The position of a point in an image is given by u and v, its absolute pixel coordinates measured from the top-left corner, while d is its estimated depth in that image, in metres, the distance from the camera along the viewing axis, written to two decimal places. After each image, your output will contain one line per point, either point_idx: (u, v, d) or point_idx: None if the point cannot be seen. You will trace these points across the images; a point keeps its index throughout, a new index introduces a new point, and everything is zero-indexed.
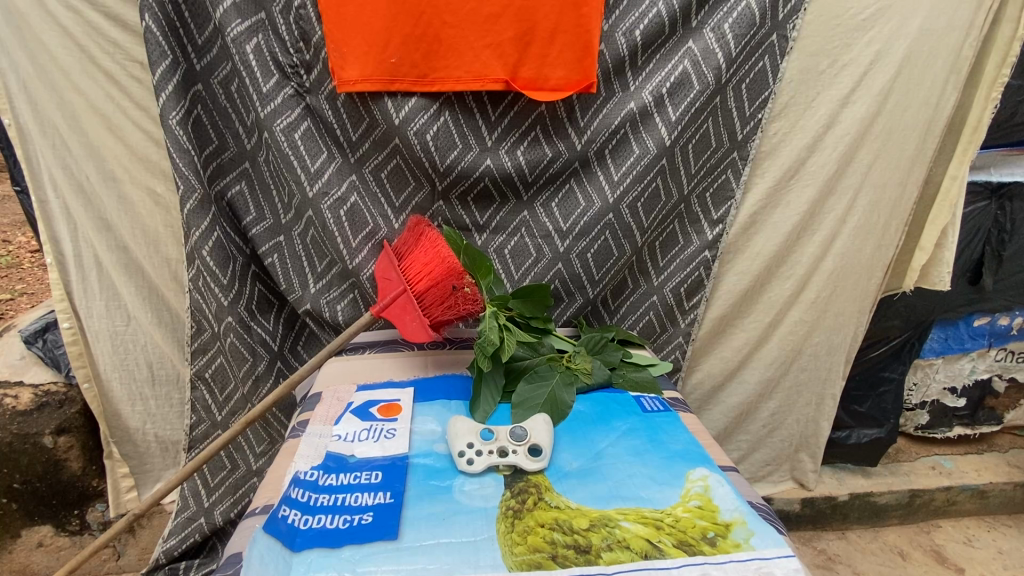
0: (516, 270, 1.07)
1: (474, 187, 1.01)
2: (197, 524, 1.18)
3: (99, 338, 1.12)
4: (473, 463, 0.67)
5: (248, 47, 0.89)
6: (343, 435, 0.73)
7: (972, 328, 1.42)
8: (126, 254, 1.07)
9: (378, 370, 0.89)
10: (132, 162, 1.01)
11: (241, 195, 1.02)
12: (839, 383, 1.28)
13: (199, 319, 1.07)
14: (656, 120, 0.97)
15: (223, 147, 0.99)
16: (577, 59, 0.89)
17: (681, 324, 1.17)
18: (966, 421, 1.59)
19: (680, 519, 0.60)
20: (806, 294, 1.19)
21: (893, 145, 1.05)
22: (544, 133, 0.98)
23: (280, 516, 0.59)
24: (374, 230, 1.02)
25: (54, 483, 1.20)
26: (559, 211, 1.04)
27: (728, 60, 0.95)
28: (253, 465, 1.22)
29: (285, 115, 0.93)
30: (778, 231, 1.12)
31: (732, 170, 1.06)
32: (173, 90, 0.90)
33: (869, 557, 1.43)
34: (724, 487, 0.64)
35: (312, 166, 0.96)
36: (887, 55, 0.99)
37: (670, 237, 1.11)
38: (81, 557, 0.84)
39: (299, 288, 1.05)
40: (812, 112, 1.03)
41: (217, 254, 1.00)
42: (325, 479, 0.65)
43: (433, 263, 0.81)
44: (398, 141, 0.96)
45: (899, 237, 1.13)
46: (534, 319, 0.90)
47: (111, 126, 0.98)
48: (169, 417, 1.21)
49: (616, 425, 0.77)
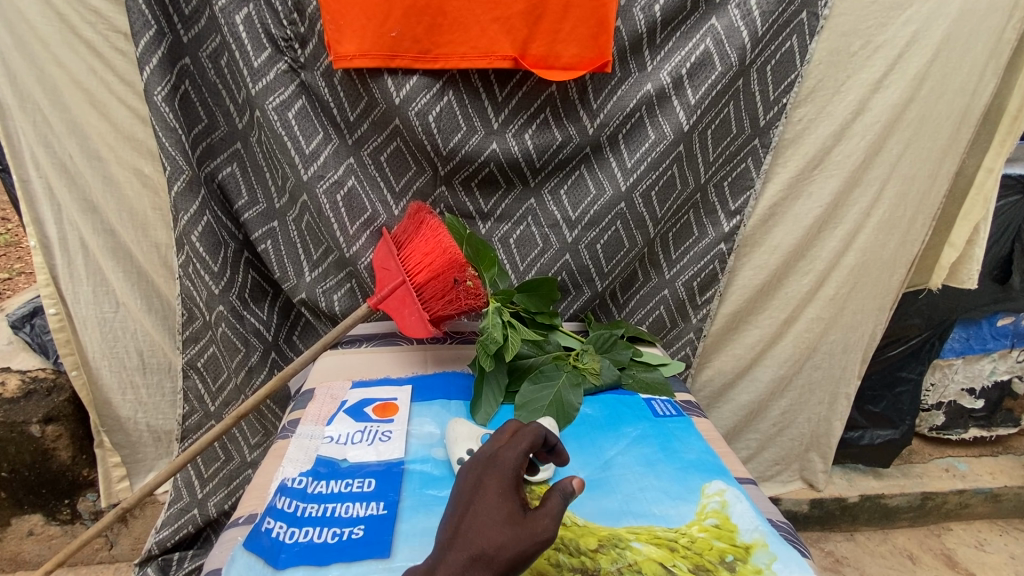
0: (522, 261, 1.02)
1: (478, 172, 0.95)
2: (190, 516, 1.16)
3: (87, 325, 1.08)
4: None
5: (237, 18, 0.83)
6: (335, 437, 0.68)
7: (994, 328, 1.36)
8: (114, 237, 1.02)
9: (377, 366, 0.85)
10: (117, 140, 0.96)
11: (232, 177, 0.96)
12: (853, 382, 1.23)
13: (190, 307, 1.02)
14: (674, 104, 0.91)
15: (213, 127, 0.93)
16: (592, 35, 0.82)
17: (693, 319, 1.12)
18: (982, 423, 1.53)
19: (696, 540, 0.55)
20: (825, 290, 1.14)
21: (925, 134, 0.99)
22: (553, 115, 0.92)
23: (263, 529, 0.54)
24: (373, 217, 0.97)
25: (43, 472, 1.16)
26: (568, 199, 0.98)
27: (753, 39, 0.88)
28: (247, 457, 1.19)
29: (278, 92, 0.87)
30: (799, 224, 1.06)
31: (753, 158, 0.99)
32: (157, 63, 0.84)
33: (879, 560, 1.40)
34: (742, 503, 0.59)
35: (307, 148, 0.91)
36: (923, 37, 0.92)
37: (684, 227, 1.05)
38: (68, 551, 0.82)
39: (294, 277, 1.00)
40: (841, 97, 0.97)
41: (207, 240, 0.95)
42: (314, 486, 0.61)
43: (434, 253, 0.77)
44: (399, 123, 0.90)
45: (926, 232, 1.07)
46: (540, 314, 0.86)
47: (95, 102, 0.93)
48: (161, 407, 1.17)
49: (625, 431, 0.72)
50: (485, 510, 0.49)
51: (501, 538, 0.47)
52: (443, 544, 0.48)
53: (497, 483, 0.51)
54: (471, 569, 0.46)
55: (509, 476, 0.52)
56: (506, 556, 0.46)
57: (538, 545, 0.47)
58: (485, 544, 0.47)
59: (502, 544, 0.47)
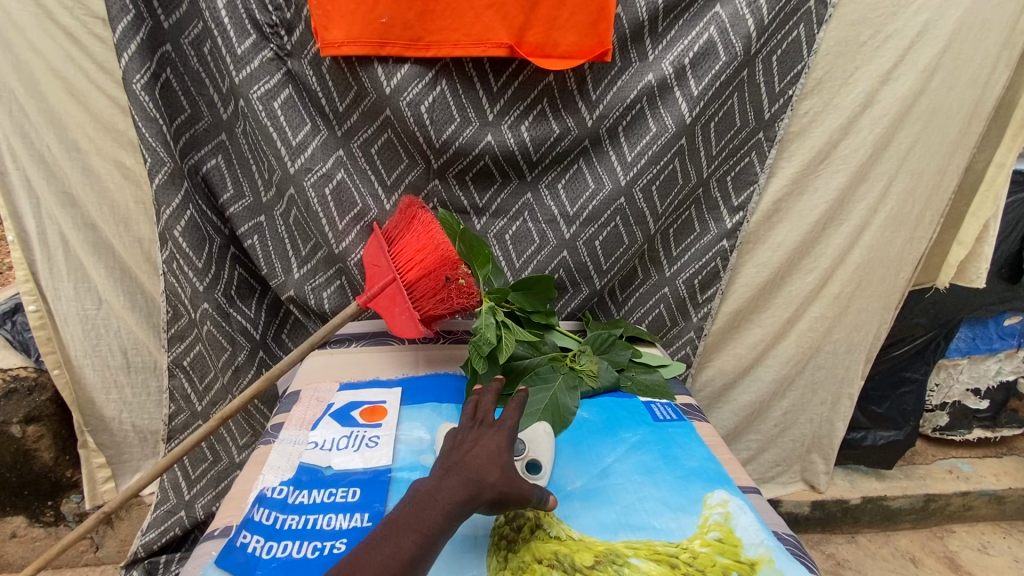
0: (518, 258, 0.99)
1: (473, 165, 0.92)
2: (177, 518, 1.12)
3: (68, 322, 1.04)
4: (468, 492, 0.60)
5: (220, 3, 0.80)
6: (320, 443, 0.65)
7: (1001, 327, 1.33)
8: (95, 232, 0.99)
9: (366, 366, 0.82)
10: (96, 131, 0.92)
11: (217, 170, 0.93)
12: (856, 382, 1.20)
13: (175, 304, 0.99)
14: (676, 95, 0.88)
15: (196, 117, 0.89)
16: (591, 22, 0.78)
17: (693, 318, 1.08)
18: (987, 424, 1.50)
19: (698, 555, 0.52)
20: (829, 288, 1.11)
21: (935, 128, 0.96)
22: (551, 106, 0.88)
23: (238, 544, 0.51)
24: (363, 212, 0.93)
25: (25, 473, 1.12)
26: (566, 194, 0.95)
27: (759, 28, 0.85)
28: (235, 458, 1.16)
29: (263, 81, 0.84)
30: (803, 220, 1.03)
31: (757, 152, 0.96)
32: (136, 50, 0.81)
33: (881, 563, 1.37)
34: (747, 515, 0.56)
35: (294, 139, 0.87)
36: (935, 26, 0.89)
37: (686, 224, 1.02)
38: (53, 553, 0.78)
39: (282, 274, 0.97)
40: (849, 89, 0.93)
41: (191, 235, 0.92)
42: (295, 496, 0.58)
43: (426, 250, 0.74)
44: (389, 113, 0.87)
45: (934, 229, 1.04)
46: (535, 313, 0.83)
47: (73, 91, 0.89)
48: (146, 406, 1.14)
49: (624, 437, 0.69)
50: (485, 451, 0.53)
51: (497, 477, 0.52)
52: (441, 471, 0.52)
53: (497, 436, 0.56)
54: (471, 491, 0.50)
55: (509, 431, 0.57)
56: (495, 494, 0.51)
57: (521, 496, 0.52)
58: (482, 479, 0.51)
59: (495, 483, 0.51)
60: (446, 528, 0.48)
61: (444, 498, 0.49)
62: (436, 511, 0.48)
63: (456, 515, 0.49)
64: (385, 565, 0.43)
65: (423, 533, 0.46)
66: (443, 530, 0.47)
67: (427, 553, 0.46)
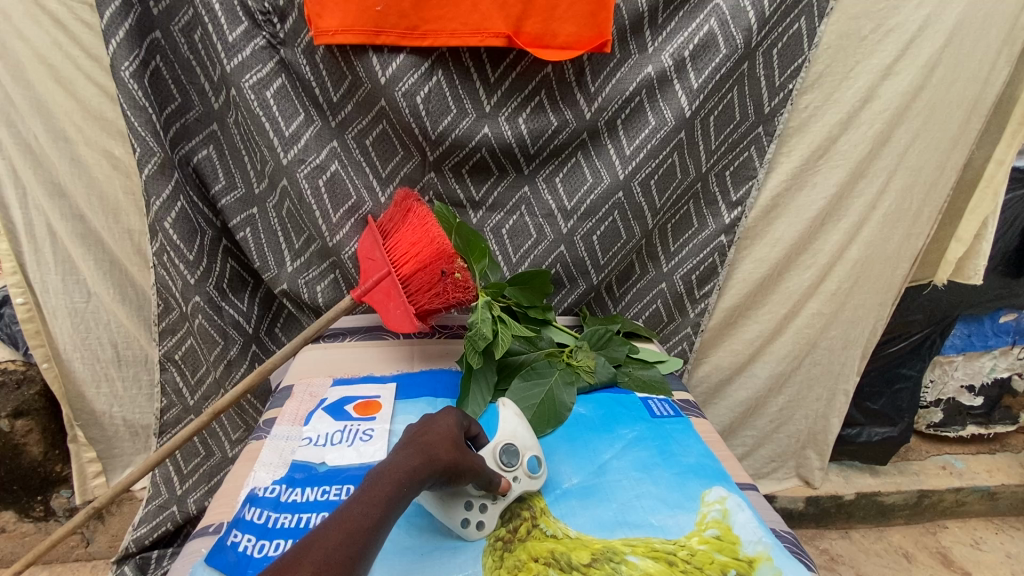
0: (514, 252, 0.98)
1: (470, 158, 0.90)
2: (168, 513, 1.10)
3: (57, 315, 1.03)
4: (478, 523, 0.54)
5: None
6: (314, 438, 0.64)
7: (996, 324, 1.33)
8: (83, 223, 0.97)
9: (361, 361, 0.81)
10: (85, 120, 0.90)
11: (208, 161, 0.91)
12: (852, 378, 1.20)
13: (166, 297, 0.97)
14: (675, 88, 0.86)
15: (187, 107, 0.88)
16: (591, 12, 0.77)
17: (690, 314, 1.08)
18: (980, 420, 1.50)
19: (695, 552, 0.51)
20: (827, 284, 1.10)
21: (935, 123, 0.95)
22: (549, 98, 0.87)
23: (229, 543, 0.51)
24: (357, 204, 0.92)
25: (13, 467, 1.11)
26: (564, 187, 0.94)
27: (760, 20, 0.84)
28: (228, 452, 1.15)
29: (255, 69, 0.82)
30: (802, 216, 1.02)
31: (756, 147, 0.95)
32: (124, 36, 0.79)
33: (873, 558, 1.38)
34: (745, 512, 0.56)
35: (286, 130, 0.85)
36: (936, 21, 0.88)
37: (684, 219, 1.01)
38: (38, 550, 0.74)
39: (275, 267, 0.96)
40: (849, 83, 0.93)
41: (181, 227, 0.90)
42: (288, 494, 0.57)
43: (421, 243, 0.73)
44: (384, 103, 0.85)
45: (932, 226, 1.03)
46: (532, 308, 0.82)
47: (60, 79, 0.87)
48: (137, 400, 1.13)
49: (622, 433, 0.69)
50: (435, 430, 0.53)
51: (447, 450, 0.51)
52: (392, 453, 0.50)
53: (447, 417, 0.56)
54: (423, 461, 0.49)
55: (456, 416, 0.57)
56: (448, 465, 0.50)
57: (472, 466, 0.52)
58: (433, 451, 0.50)
59: (448, 455, 0.50)
60: (399, 499, 0.45)
61: (394, 472, 0.47)
62: (386, 483, 0.46)
63: (410, 486, 0.47)
64: (334, 532, 0.40)
65: (371, 503, 0.44)
66: (395, 501, 0.45)
67: (378, 521, 0.43)
